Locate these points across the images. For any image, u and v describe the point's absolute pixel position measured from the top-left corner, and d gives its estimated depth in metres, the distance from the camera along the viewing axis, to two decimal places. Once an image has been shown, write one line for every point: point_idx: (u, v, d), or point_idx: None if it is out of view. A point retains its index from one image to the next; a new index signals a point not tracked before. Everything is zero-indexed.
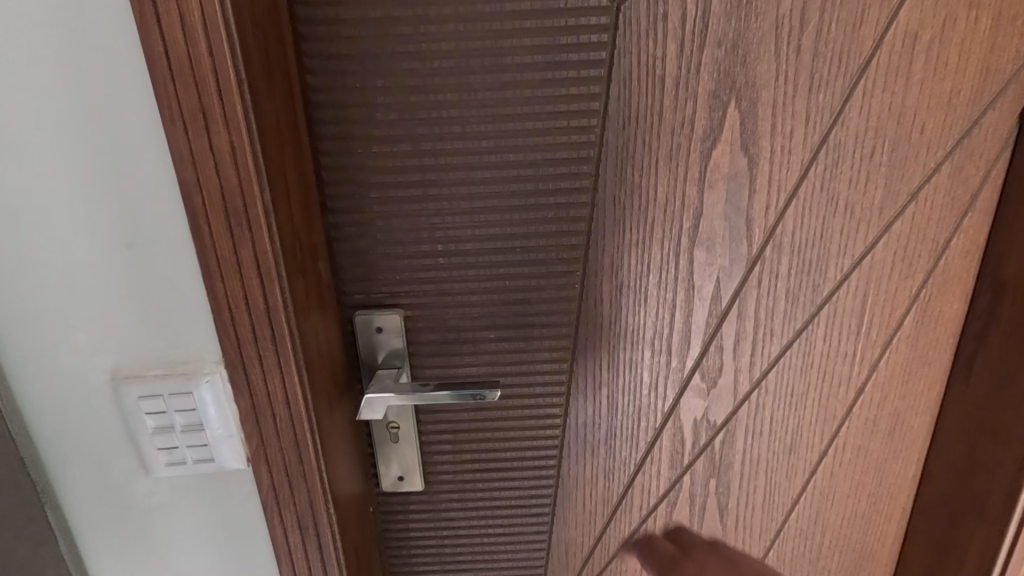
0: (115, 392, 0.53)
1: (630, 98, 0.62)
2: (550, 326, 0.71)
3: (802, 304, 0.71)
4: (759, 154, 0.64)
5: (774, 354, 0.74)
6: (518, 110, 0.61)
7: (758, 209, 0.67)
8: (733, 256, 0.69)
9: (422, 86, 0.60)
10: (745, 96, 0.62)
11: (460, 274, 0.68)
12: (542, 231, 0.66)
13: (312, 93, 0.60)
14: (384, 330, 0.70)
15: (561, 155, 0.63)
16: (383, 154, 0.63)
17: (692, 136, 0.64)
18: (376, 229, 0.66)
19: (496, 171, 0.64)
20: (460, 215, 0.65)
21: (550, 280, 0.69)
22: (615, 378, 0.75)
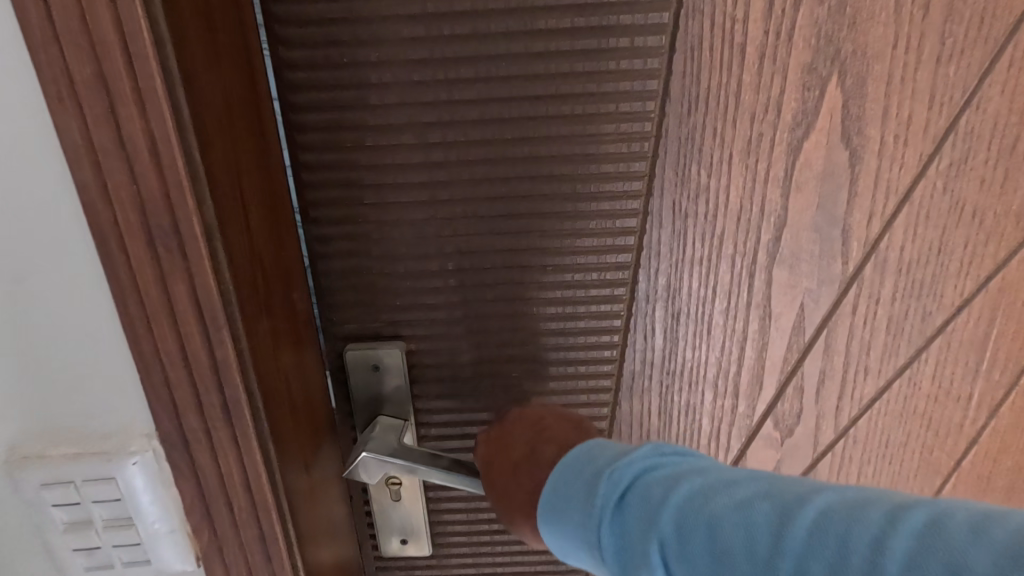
0: (13, 479, 0.39)
1: (698, 74, 0.48)
2: (589, 363, 0.57)
3: (907, 336, 0.57)
4: (864, 146, 0.50)
5: (869, 396, 0.59)
6: (553, 90, 0.47)
7: (859, 217, 0.52)
8: (823, 276, 0.54)
9: (426, 59, 0.46)
10: (851, 70, 0.47)
11: (475, 298, 0.54)
12: (580, 247, 0.52)
13: (286, 71, 0.46)
14: (383, 368, 0.57)
15: (607, 148, 0.49)
16: (379, 148, 0.49)
17: (778, 125, 0.49)
18: (372, 243, 0.52)
19: (522, 169, 0.49)
20: (475, 224, 0.51)
21: (589, 308, 0.55)
22: (666, 426, 0.61)
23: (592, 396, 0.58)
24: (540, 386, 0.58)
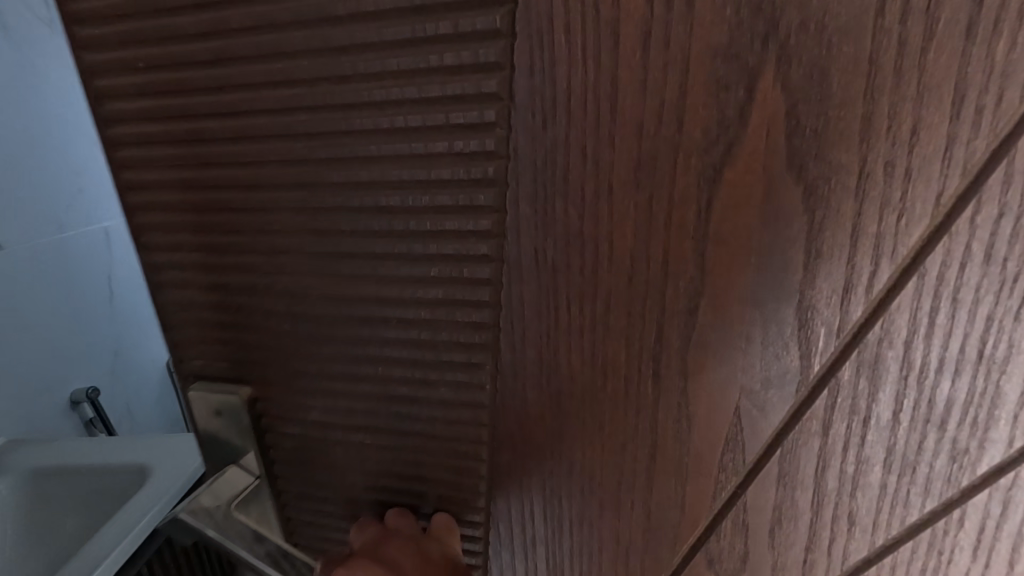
0: None
1: (549, 71, 0.33)
2: (450, 436, 0.46)
3: (922, 480, 0.36)
4: (832, 172, 0.30)
5: (860, 557, 0.39)
6: (363, 95, 0.37)
7: (831, 285, 0.33)
8: (772, 375, 0.36)
9: (230, 64, 0.39)
10: (797, 56, 0.29)
11: (316, 347, 0.46)
12: (423, 296, 0.41)
13: (97, 80, 0.42)
14: (224, 412, 0.51)
15: (440, 171, 0.37)
16: (195, 166, 0.43)
17: (681, 145, 0.32)
18: (201, 274, 0.46)
19: (345, 196, 0.40)
20: (306, 262, 0.43)
21: (443, 371, 0.43)
22: (557, 537, 0.46)
23: (461, 472, 0.47)
24: (398, 450, 0.48)
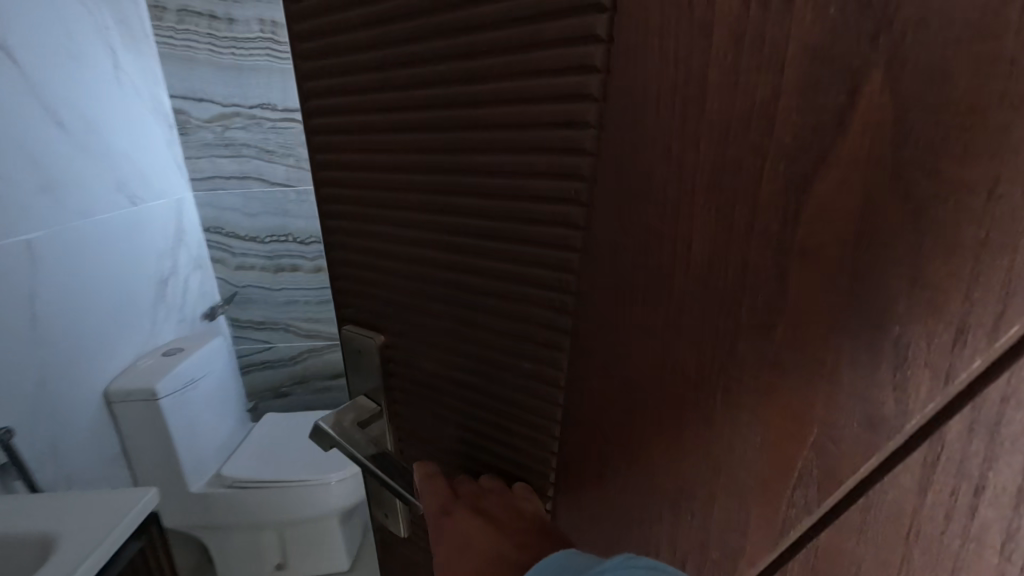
0: None
1: (642, 74, 0.34)
2: (530, 404, 0.51)
3: None
4: (949, 186, 0.26)
5: None
6: (486, 94, 0.44)
7: (941, 318, 0.28)
8: (861, 415, 0.32)
9: (397, 71, 0.50)
10: (914, 57, 0.25)
11: (434, 307, 0.55)
12: (518, 273, 0.47)
13: (319, 89, 0.58)
14: (364, 352, 0.66)
15: (540, 165, 0.42)
16: (371, 153, 0.55)
17: (768, 151, 0.30)
18: (367, 238, 0.60)
19: (468, 182, 0.48)
20: (434, 234, 0.53)
21: (529, 344, 0.49)
22: (614, 530, 0.47)
23: (535, 439, 0.52)
24: (488, 410, 0.55)
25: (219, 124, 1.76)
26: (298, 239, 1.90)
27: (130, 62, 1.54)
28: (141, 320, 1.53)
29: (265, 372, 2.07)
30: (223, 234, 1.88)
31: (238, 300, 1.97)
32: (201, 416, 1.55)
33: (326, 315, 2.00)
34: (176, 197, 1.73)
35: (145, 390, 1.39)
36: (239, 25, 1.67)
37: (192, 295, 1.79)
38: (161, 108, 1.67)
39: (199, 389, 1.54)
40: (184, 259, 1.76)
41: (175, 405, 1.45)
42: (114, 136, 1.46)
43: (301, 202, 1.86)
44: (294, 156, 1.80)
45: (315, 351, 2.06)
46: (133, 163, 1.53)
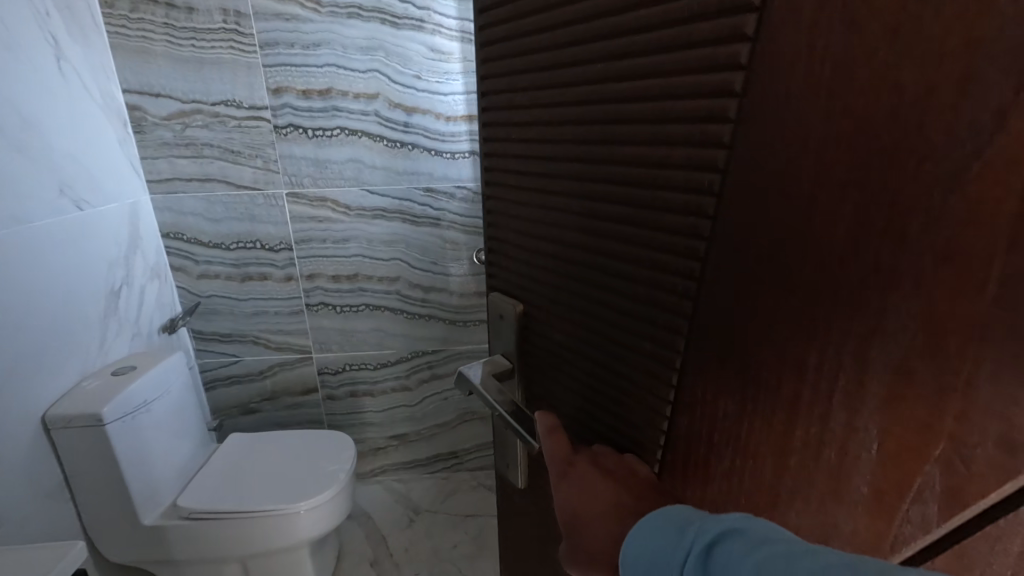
0: None
1: (785, 61, 0.30)
2: (643, 406, 0.46)
3: None
4: None
5: None
6: (637, 79, 0.40)
7: None
8: (998, 436, 0.25)
9: (546, 55, 0.50)
10: None
11: (562, 283, 0.55)
12: (638, 256, 0.43)
13: (485, 74, 0.62)
14: (503, 318, 0.68)
15: (675, 151, 0.38)
16: (528, 135, 0.55)
17: (912, 144, 0.25)
18: (518, 218, 0.61)
19: (607, 163, 0.44)
20: (568, 208, 0.51)
21: (647, 341, 0.44)
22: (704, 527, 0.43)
23: (644, 440, 0.47)
24: (605, 403, 0.52)
25: (179, 122, 1.62)
26: (267, 247, 1.76)
27: (77, 53, 1.40)
28: (90, 335, 1.39)
29: (232, 387, 1.93)
30: (185, 240, 1.74)
31: (202, 311, 1.83)
32: (154, 442, 1.40)
33: (298, 327, 1.87)
34: (130, 201, 1.59)
35: (88, 416, 1.24)
36: (200, 15, 1.52)
37: (149, 306, 1.65)
38: (114, 104, 1.54)
39: (150, 413, 1.39)
40: (140, 267, 1.62)
41: (122, 432, 1.31)
42: (57, 136, 1.32)
43: (270, 206, 1.72)
44: (262, 157, 1.67)
45: (286, 365, 1.92)
46: (80, 165, 1.40)
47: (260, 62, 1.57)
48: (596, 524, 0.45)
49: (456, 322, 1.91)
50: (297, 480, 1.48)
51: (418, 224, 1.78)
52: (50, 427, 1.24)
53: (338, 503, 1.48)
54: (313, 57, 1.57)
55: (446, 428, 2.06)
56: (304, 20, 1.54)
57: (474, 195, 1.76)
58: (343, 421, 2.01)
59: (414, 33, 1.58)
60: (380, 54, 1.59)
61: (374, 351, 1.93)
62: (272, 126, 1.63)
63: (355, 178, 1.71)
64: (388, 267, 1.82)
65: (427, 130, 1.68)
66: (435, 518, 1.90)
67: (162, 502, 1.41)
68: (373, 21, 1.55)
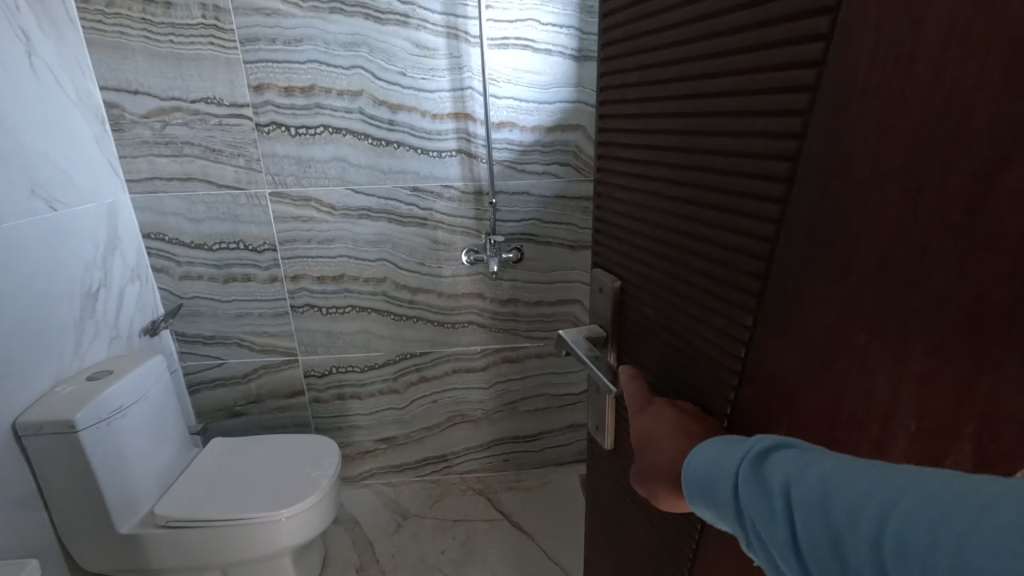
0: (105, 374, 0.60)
1: (853, 65, 0.36)
2: (717, 366, 0.54)
3: None
4: None
5: None
6: (731, 84, 0.46)
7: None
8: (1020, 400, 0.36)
9: (661, 49, 0.55)
10: None
11: (659, 252, 0.61)
12: (725, 231, 0.49)
13: (607, 63, 0.66)
14: (604, 292, 0.74)
15: (755, 149, 0.44)
16: (637, 127, 0.62)
17: (955, 142, 0.32)
18: (624, 204, 0.67)
19: (699, 153, 0.51)
20: (670, 182, 0.56)
21: (722, 310, 0.52)
22: None
23: (718, 396, 0.55)
24: (687, 364, 0.59)
25: (159, 120, 1.58)
26: (251, 247, 1.73)
27: (50, 50, 1.37)
28: (65, 339, 1.36)
29: (218, 389, 1.90)
30: (166, 240, 1.71)
31: (185, 313, 1.79)
32: (132, 449, 1.36)
33: (283, 329, 1.84)
34: (107, 201, 1.55)
35: (61, 422, 1.21)
36: (178, 9, 1.48)
37: (128, 308, 1.62)
38: (90, 102, 1.50)
39: (128, 419, 1.35)
40: (119, 269, 1.58)
41: (97, 439, 1.27)
42: (28, 134, 1.28)
43: (252, 206, 1.68)
44: (243, 156, 1.63)
45: (271, 367, 1.89)
46: (54, 164, 1.36)
47: (241, 58, 1.53)
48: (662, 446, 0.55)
49: (444, 324, 1.88)
50: (277, 486, 1.44)
51: (404, 224, 1.74)
52: (19, 435, 1.20)
53: (320, 510, 1.44)
54: (295, 53, 1.54)
55: (436, 430, 2.03)
56: (285, 15, 1.50)
57: (462, 194, 1.72)
58: (330, 424, 1.98)
59: (398, 28, 1.54)
60: (364, 50, 1.55)
61: (361, 354, 1.89)
62: (254, 124, 1.60)
63: (340, 177, 1.68)
64: (375, 267, 1.78)
65: (412, 127, 1.64)
66: (423, 523, 1.87)
67: (142, 509, 1.38)
68: (357, 17, 1.52)
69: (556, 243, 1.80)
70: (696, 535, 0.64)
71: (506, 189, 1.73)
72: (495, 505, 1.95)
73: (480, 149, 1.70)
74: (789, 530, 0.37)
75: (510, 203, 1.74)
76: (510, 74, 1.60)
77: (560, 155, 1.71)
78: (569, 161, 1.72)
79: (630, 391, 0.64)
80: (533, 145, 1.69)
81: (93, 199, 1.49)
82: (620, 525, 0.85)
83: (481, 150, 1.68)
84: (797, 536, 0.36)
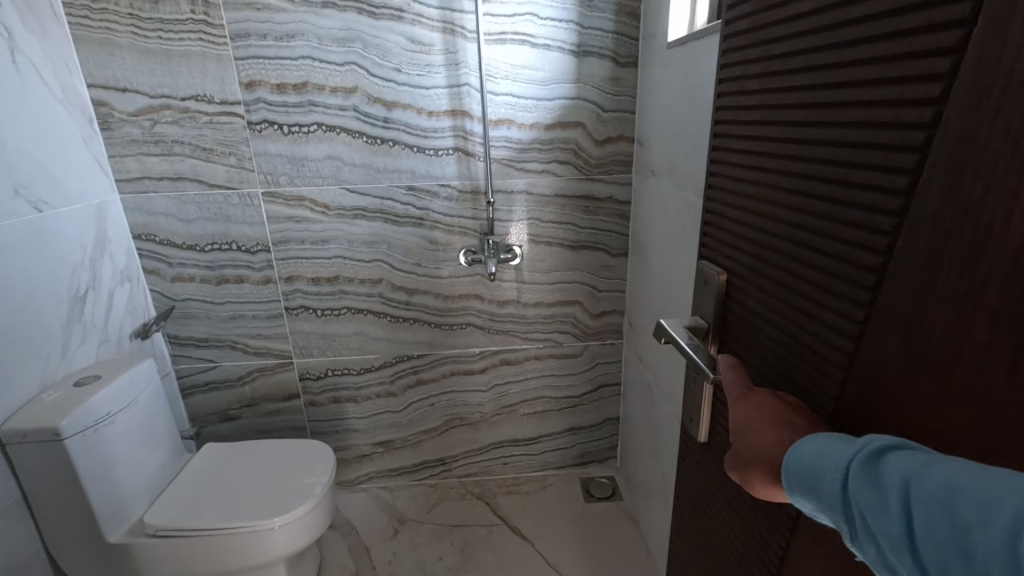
0: None
1: (993, 64, 0.38)
2: (825, 357, 0.58)
3: None
4: None
5: None
6: (862, 79, 0.50)
7: None
8: None
9: (784, 55, 0.61)
10: None
11: (769, 245, 0.66)
12: (845, 223, 0.53)
13: (728, 75, 0.74)
14: (708, 283, 0.81)
15: (880, 141, 0.48)
16: (758, 125, 0.67)
17: None
18: (739, 200, 0.72)
19: (820, 149, 0.56)
20: (786, 180, 0.62)
21: (834, 299, 0.56)
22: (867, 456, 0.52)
23: (825, 387, 0.58)
24: (794, 355, 0.63)
25: (148, 118, 1.54)
26: (243, 248, 1.69)
27: (34, 46, 1.33)
28: (51, 344, 1.33)
29: (212, 393, 1.87)
30: (157, 242, 1.67)
31: (177, 315, 1.76)
32: (122, 457, 1.33)
33: (277, 331, 1.80)
34: (95, 202, 1.52)
35: (46, 429, 1.18)
36: (167, 5, 1.44)
37: (118, 311, 1.58)
38: (77, 100, 1.47)
39: (116, 426, 1.32)
40: (108, 272, 1.54)
41: (84, 447, 1.24)
42: (10, 133, 1.25)
43: (244, 206, 1.65)
44: (235, 155, 1.59)
45: (266, 370, 1.85)
46: (39, 165, 1.32)
47: (232, 54, 1.49)
48: (760, 434, 0.58)
49: (441, 325, 1.84)
50: (270, 494, 1.41)
51: (400, 224, 1.70)
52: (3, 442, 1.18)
53: (314, 518, 1.41)
54: (286, 49, 1.50)
55: (435, 433, 2.00)
56: (278, 10, 1.46)
57: (459, 194, 1.68)
58: (327, 428, 1.95)
59: (392, 23, 1.50)
60: (358, 46, 1.51)
61: (356, 356, 1.86)
62: (245, 122, 1.56)
63: (334, 177, 1.64)
64: (370, 268, 1.75)
65: (406, 125, 1.60)
66: (421, 529, 1.84)
67: (131, 516, 1.35)
68: (350, 11, 1.48)
69: (555, 243, 1.76)
70: (786, 534, 0.64)
71: (503, 189, 1.69)
72: (494, 510, 1.92)
73: (478, 147, 1.66)
74: (903, 526, 0.37)
75: (508, 202, 1.71)
76: (508, 70, 1.56)
77: (559, 153, 1.67)
78: (568, 159, 1.67)
79: (731, 374, 0.69)
80: (531, 144, 1.65)
81: (79, 199, 1.45)
82: (702, 515, 0.87)
83: (478, 148, 1.64)
84: (914, 534, 0.36)
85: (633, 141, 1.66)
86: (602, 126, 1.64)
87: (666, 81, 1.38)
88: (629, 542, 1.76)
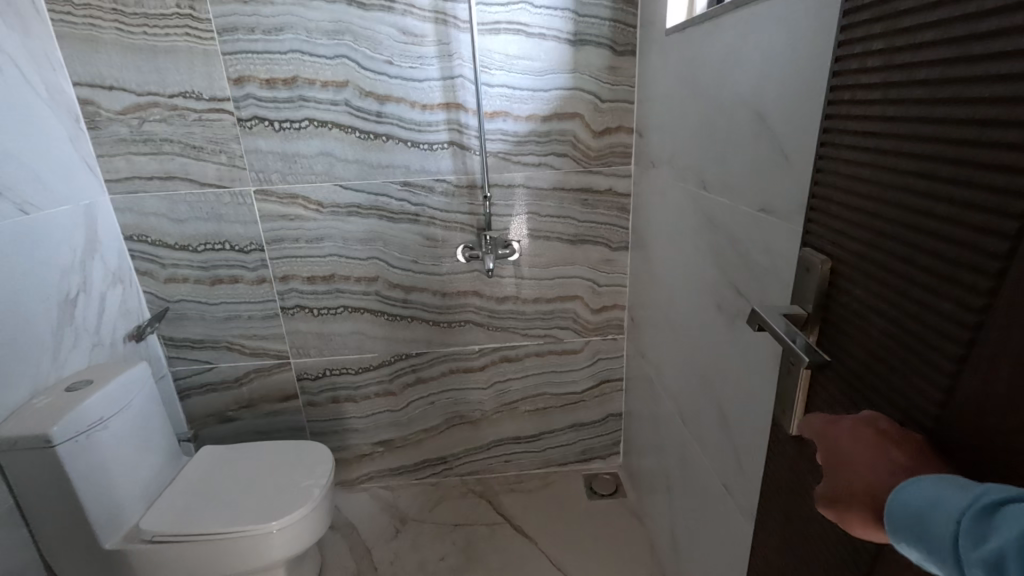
0: None
1: None
2: (928, 364, 0.51)
3: None
4: None
5: None
6: (1003, 48, 0.42)
7: None
8: None
9: (894, 20, 0.54)
10: None
11: (865, 237, 0.59)
12: (961, 215, 0.46)
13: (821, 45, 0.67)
14: (809, 269, 0.70)
15: (1015, 119, 0.41)
16: (861, 102, 0.59)
17: None
18: (838, 187, 0.64)
19: (936, 127, 0.49)
20: (891, 166, 0.55)
21: (939, 300, 0.49)
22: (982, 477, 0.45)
23: (925, 402, 0.52)
24: (890, 367, 0.56)
25: (135, 116, 1.51)
26: (236, 248, 1.66)
27: (15, 45, 1.30)
28: (40, 351, 1.30)
29: (209, 395, 1.85)
30: (149, 242, 1.64)
31: (171, 317, 1.73)
32: (115, 463, 1.30)
33: (273, 331, 1.78)
34: (84, 202, 1.49)
35: (36, 436, 1.16)
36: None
37: (111, 314, 1.56)
38: (62, 99, 1.44)
39: (109, 432, 1.29)
40: (99, 274, 1.52)
41: (76, 454, 1.22)
42: None
43: (237, 205, 1.61)
44: (226, 152, 1.56)
45: (264, 371, 1.83)
46: (22, 165, 1.29)
47: (219, 49, 1.46)
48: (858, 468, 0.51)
49: (440, 323, 1.81)
50: (271, 496, 1.39)
51: (395, 220, 1.67)
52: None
53: (314, 521, 1.38)
54: (275, 42, 1.46)
55: (436, 432, 1.97)
56: (265, 3, 1.42)
57: (455, 188, 1.65)
58: (326, 428, 1.93)
59: (383, 15, 1.46)
60: (348, 39, 1.47)
61: (354, 355, 1.83)
62: (236, 119, 1.53)
63: (327, 173, 1.60)
64: (366, 266, 1.72)
65: (400, 119, 1.56)
66: (423, 528, 1.82)
67: (126, 523, 1.32)
68: (339, 2, 1.44)
69: (554, 238, 1.73)
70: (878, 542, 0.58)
71: (498, 182, 1.66)
72: (497, 508, 1.90)
73: (473, 140, 1.63)
74: None
75: (505, 197, 1.67)
76: (502, 61, 1.53)
77: (557, 145, 1.63)
78: (566, 151, 1.64)
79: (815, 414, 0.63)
80: (527, 136, 1.61)
81: (67, 199, 1.43)
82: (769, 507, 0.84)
83: (473, 142, 1.61)
84: None
85: (633, 132, 1.62)
86: (599, 117, 1.60)
87: (665, 70, 1.34)
88: (634, 540, 1.74)
